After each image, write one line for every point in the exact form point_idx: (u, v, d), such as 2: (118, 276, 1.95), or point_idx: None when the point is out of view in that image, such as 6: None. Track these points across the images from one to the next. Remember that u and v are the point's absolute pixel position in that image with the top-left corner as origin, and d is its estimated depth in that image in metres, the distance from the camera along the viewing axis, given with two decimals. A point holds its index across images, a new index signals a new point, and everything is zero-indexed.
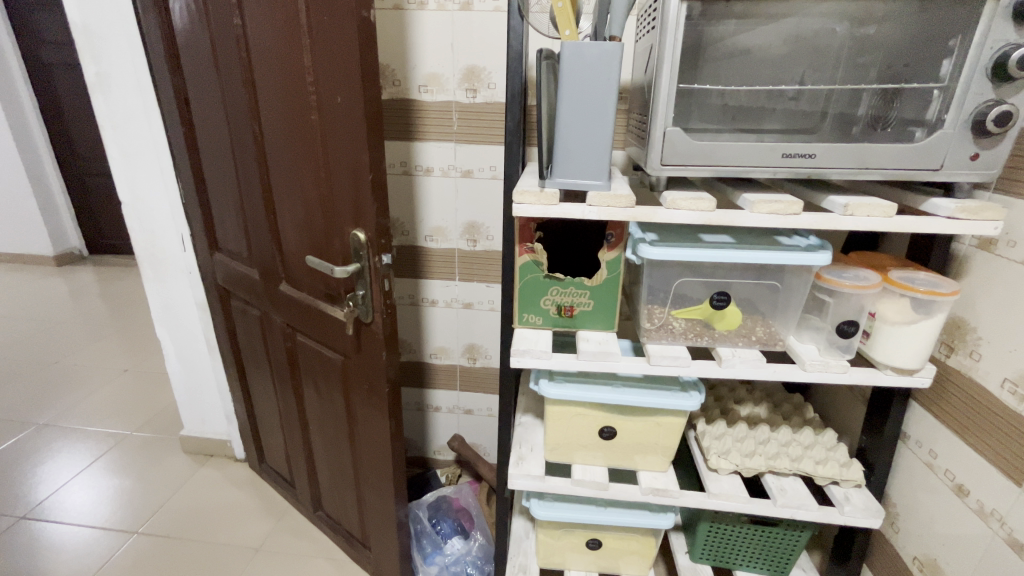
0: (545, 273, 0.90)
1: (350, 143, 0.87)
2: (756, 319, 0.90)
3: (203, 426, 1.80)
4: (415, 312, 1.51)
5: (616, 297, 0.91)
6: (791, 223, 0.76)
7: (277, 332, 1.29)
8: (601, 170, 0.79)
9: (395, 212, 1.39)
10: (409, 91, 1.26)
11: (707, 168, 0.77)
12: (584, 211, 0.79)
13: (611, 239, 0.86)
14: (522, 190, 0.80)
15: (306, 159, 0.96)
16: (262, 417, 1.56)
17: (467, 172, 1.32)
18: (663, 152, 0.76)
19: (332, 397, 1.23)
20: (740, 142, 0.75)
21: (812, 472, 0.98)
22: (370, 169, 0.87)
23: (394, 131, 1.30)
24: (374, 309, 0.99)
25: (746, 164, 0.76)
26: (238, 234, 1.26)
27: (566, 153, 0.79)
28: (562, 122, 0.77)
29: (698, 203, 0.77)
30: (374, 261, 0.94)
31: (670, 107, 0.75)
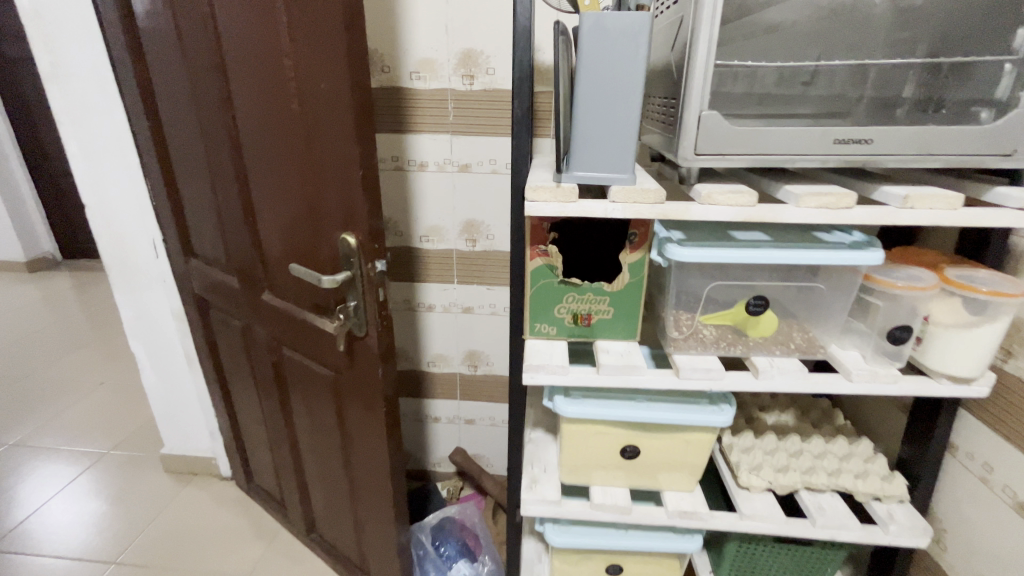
0: (560, 278, 0.80)
1: (337, 137, 0.76)
2: (793, 324, 0.81)
3: (185, 444, 1.68)
4: (410, 318, 1.41)
5: (640, 303, 0.82)
6: (842, 219, 0.67)
7: (261, 345, 1.18)
8: (625, 162, 0.69)
9: (387, 212, 1.28)
10: (399, 79, 1.15)
11: (747, 157, 0.67)
12: (606, 209, 0.69)
13: (635, 240, 0.76)
14: (536, 186, 0.70)
15: (288, 155, 0.85)
16: (248, 434, 1.45)
17: (464, 166, 1.22)
18: (697, 140, 0.67)
19: (324, 415, 1.13)
20: (785, 127, 0.66)
21: (852, 488, 0.90)
22: (361, 165, 0.77)
23: (384, 123, 1.19)
24: (368, 322, 0.88)
25: (793, 151, 0.67)
26: (215, 238, 1.14)
27: (586, 144, 0.69)
28: (581, 107, 0.68)
29: (737, 198, 0.67)
30: (367, 268, 0.84)
31: (705, 88, 0.65)
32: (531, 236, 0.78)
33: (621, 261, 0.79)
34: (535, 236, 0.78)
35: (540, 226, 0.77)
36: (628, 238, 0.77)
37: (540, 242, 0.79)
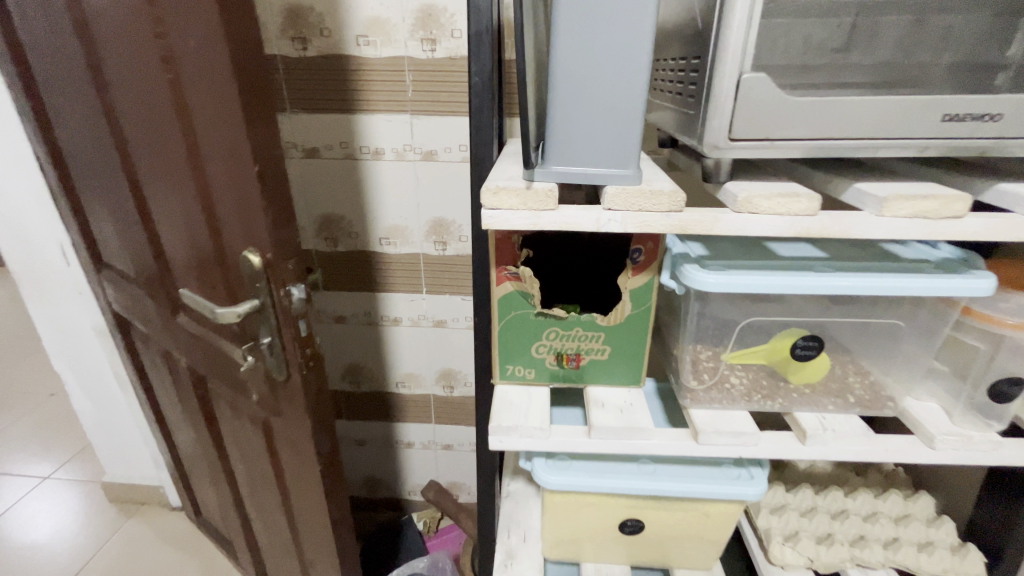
0: (537, 309, 0.59)
1: (221, 119, 0.54)
2: (852, 369, 0.61)
3: (129, 471, 1.49)
4: (373, 334, 1.20)
5: (646, 339, 0.61)
6: (942, 235, 0.46)
7: (184, 375, 0.98)
8: (628, 152, 0.47)
9: (338, 210, 1.06)
10: (343, 44, 0.92)
11: (807, 143, 0.45)
12: (599, 218, 0.48)
13: (641, 258, 0.55)
14: (497, 187, 0.48)
15: (168, 145, 0.63)
16: (190, 467, 1.25)
17: (429, 154, 0.99)
18: (733, 118, 0.44)
19: (258, 462, 0.93)
20: (866, 97, 0.44)
21: (917, 566, 0.72)
22: (255, 159, 0.55)
23: (329, 100, 0.96)
24: (288, 363, 0.67)
25: (875, 135, 0.45)
26: (118, 246, 0.92)
27: (569, 125, 0.47)
28: (560, 70, 0.45)
29: (790, 203, 0.46)
30: (280, 296, 0.63)
31: (750, 36, 0.43)
32: (496, 254, 0.57)
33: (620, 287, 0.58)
34: (502, 255, 0.57)
35: (509, 241, 0.56)
36: (629, 256, 0.56)
37: (509, 262, 0.57)
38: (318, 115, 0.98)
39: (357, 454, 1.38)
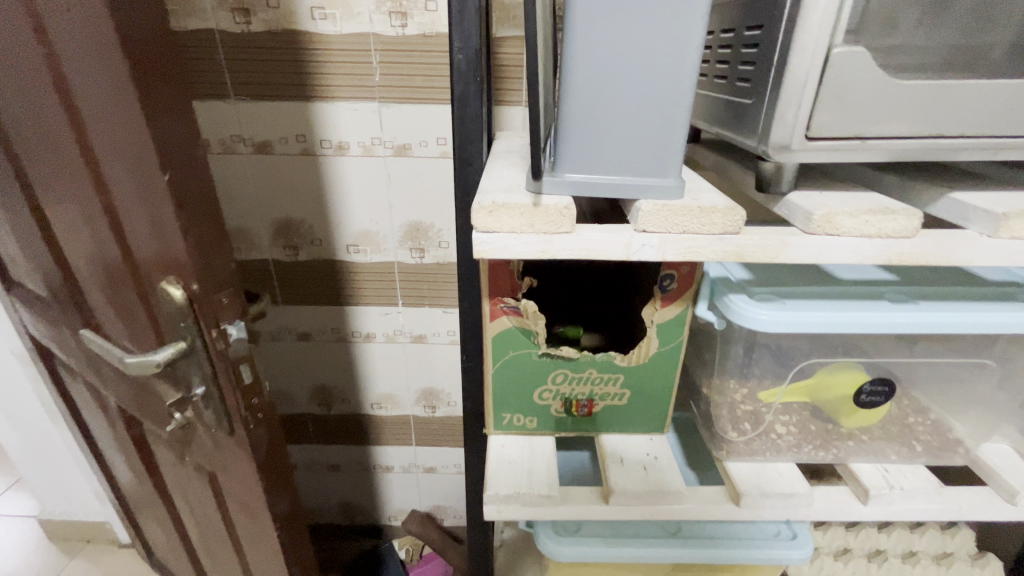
0: (542, 348, 0.48)
1: (114, 108, 0.40)
2: (917, 410, 0.51)
3: (69, 507, 1.32)
4: (344, 352, 1.06)
5: (673, 383, 0.50)
6: None
7: (114, 415, 0.82)
8: (669, 155, 0.35)
9: (298, 214, 0.91)
10: (293, 18, 0.77)
11: (908, 143, 0.34)
12: (630, 242, 0.36)
13: (673, 286, 0.44)
14: (493, 203, 0.36)
15: (48, 144, 0.47)
16: (137, 508, 1.10)
17: (402, 148, 0.86)
18: (814, 110, 0.33)
19: (206, 517, 0.78)
20: (989, 80, 0.33)
21: None
22: (164, 164, 0.40)
23: (281, 85, 0.81)
24: (228, 419, 0.53)
25: (996, 131, 0.34)
26: (21, 264, 0.75)
27: (592, 119, 0.35)
28: (580, 41, 0.33)
29: (880, 222, 0.35)
30: (213, 339, 0.49)
31: None
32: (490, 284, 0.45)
33: (646, 321, 0.46)
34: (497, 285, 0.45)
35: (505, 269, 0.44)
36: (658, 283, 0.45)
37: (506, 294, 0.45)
38: (268, 102, 0.82)
39: (330, 481, 1.25)
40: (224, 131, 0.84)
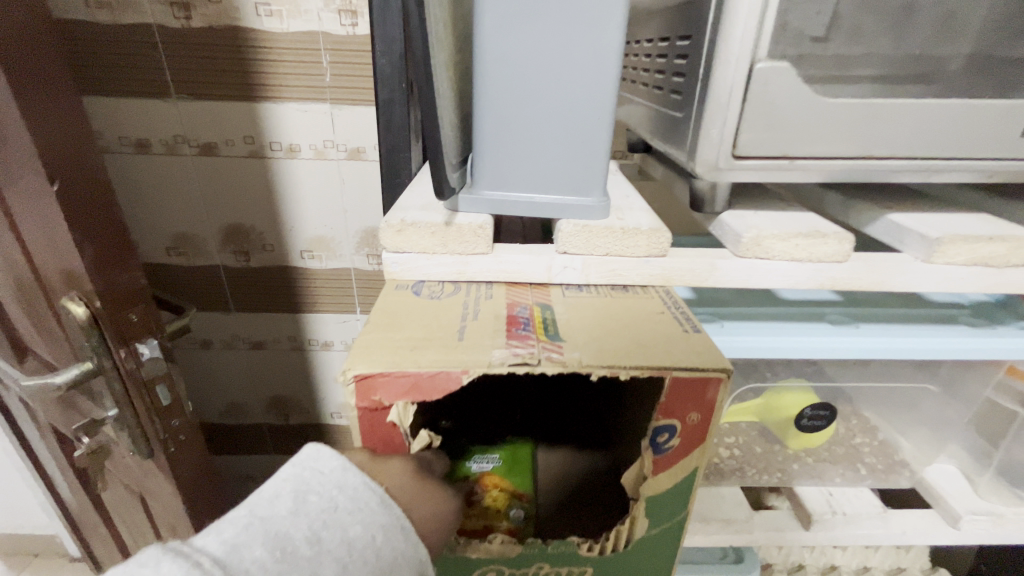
0: (459, 542, 0.36)
1: None
2: (865, 431, 0.50)
3: (13, 521, 1.25)
4: (301, 361, 1.02)
5: (669, 565, 0.37)
6: (1007, 290, 0.34)
7: (48, 430, 0.77)
8: (591, 172, 0.33)
9: (248, 219, 0.87)
10: (237, 13, 0.73)
11: (841, 164, 0.32)
12: (550, 264, 0.34)
13: (676, 445, 0.31)
14: (402, 221, 0.33)
15: None
16: (82, 526, 1.04)
17: (355, 152, 0.82)
18: (739, 127, 0.31)
19: (147, 540, 0.73)
20: (923, 98, 0.31)
21: None
22: (50, 174, 0.37)
23: (227, 85, 0.77)
24: (146, 443, 0.50)
25: (930, 153, 0.32)
26: None
27: (508, 134, 0.32)
28: (489, 52, 0.30)
29: (810, 244, 0.33)
30: (123, 359, 0.46)
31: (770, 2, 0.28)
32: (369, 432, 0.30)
33: (632, 494, 0.34)
34: (380, 437, 0.30)
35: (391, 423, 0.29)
36: (649, 439, 0.31)
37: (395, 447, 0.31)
38: (214, 103, 0.78)
39: None
40: (165, 130, 0.80)
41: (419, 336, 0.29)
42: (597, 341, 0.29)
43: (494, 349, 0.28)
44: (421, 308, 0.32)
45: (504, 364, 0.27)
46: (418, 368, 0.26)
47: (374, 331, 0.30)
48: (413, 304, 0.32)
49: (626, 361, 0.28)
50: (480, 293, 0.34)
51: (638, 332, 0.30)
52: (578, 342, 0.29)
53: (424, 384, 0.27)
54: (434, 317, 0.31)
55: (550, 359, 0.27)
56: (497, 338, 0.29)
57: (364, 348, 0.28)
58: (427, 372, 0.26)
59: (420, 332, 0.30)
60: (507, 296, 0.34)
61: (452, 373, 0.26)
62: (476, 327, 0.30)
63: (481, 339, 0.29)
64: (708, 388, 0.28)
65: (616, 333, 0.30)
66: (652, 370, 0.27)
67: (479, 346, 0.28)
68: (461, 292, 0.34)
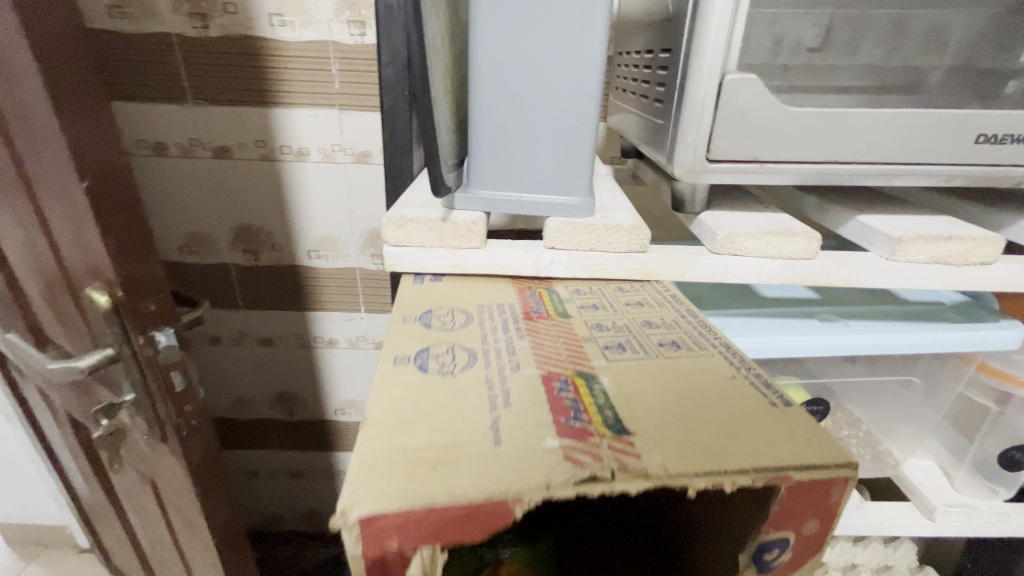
0: None
1: (26, 118, 0.39)
2: (845, 424, 0.52)
3: (25, 511, 1.29)
4: (307, 358, 1.05)
5: None
6: (967, 287, 0.36)
7: (64, 419, 0.81)
8: (578, 174, 0.36)
9: (258, 219, 0.91)
10: (251, 23, 0.77)
11: (808, 167, 0.35)
12: (539, 258, 0.37)
13: (782, 555, 0.27)
14: (402, 217, 0.36)
15: None
16: (93, 516, 1.07)
17: (362, 156, 0.85)
18: (712, 133, 0.34)
19: (156, 527, 0.76)
20: (883, 108, 0.34)
21: None
22: (80, 171, 0.41)
23: (241, 91, 0.81)
24: (160, 427, 0.53)
25: (893, 158, 0.34)
26: None
27: (500, 138, 0.35)
28: (483, 63, 0.33)
29: (781, 243, 0.35)
30: (140, 346, 0.49)
31: (736, 18, 0.31)
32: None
33: None
34: None
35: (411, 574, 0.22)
36: (755, 556, 0.27)
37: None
38: (228, 108, 0.82)
39: (292, 488, 1.21)
40: (181, 133, 0.83)
41: (441, 445, 0.24)
42: (677, 436, 0.25)
43: (551, 460, 0.23)
44: (430, 395, 0.27)
45: (570, 482, 0.22)
46: (452, 502, 0.21)
47: (379, 436, 0.24)
48: (420, 388, 0.28)
49: (727, 464, 0.23)
50: (501, 366, 0.30)
51: (718, 420, 0.26)
52: (650, 436, 0.25)
53: (459, 518, 0.21)
54: (451, 406, 0.26)
55: (626, 468, 0.23)
56: (546, 438, 0.24)
57: (370, 469, 0.22)
58: (471, 502, 0.21)
59: (441, 437, 0.24)
60: (539, 369, 0.30)
61: (499, 501, 0.21)
62: (511, 420, 0.26)
63: (525, 441, 0.24)
64: (832, 494, 0.24)
65: (692, 422, 0.26)
66: (763, 478, 0.23)
67: (526, 457, 0.23)
68: (477, 366, 0.30)
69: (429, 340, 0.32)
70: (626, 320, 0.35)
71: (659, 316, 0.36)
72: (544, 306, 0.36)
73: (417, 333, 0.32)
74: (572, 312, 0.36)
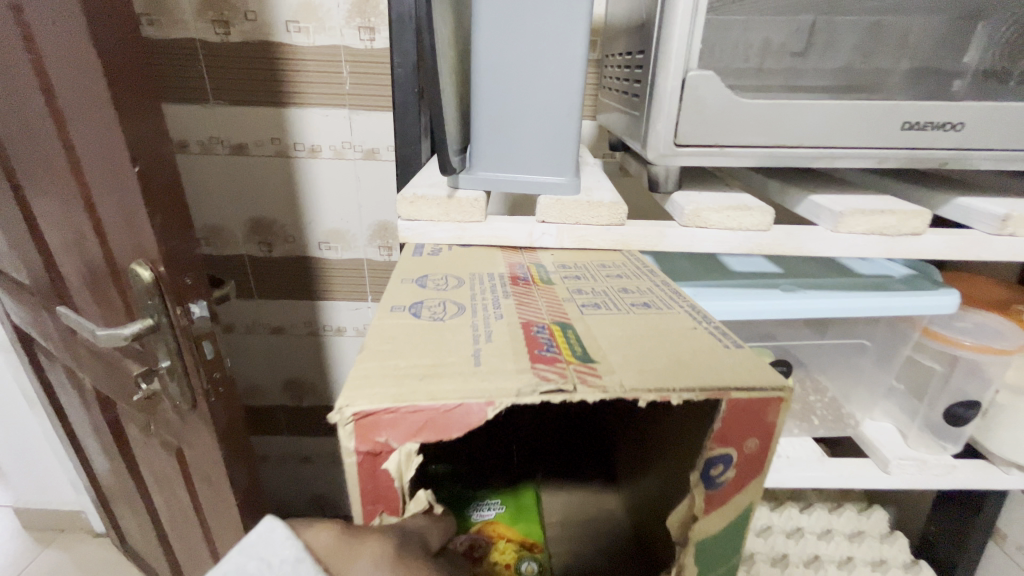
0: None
1: (91, 113, 0.46)
2: (810, 387, 0.58)
3: (44, 496, 1.34)
4: (316, 345, 1.10)
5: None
6: (902, 255, 0.42)
7: (92, 398, 0.86)
8: (564, 158, 0.42)
9: (272, 212, 0.97)
10: (269, 30, 0.83)
11: (762, 150, 0.41)
12: (532, 231, 0.43)
13: (726, 471, 0.30)
14: (414, 195, 0.42)
15: (39, 142, 0.53)
16: (112, 496, 1.12)
17: (370, 152, 0.92)
18: (678, 121, 0.39)
19: (178, 497, 0.82)
20: (824, 100, 0.40)
21: None
22: (133, 159, 0.47)
23: (258, 92, 0.87)
24: (192, 391, 0.59)
25: (833, 144, 0.40)
26: (9, 255, 0.80)
27: (498, 124, 0.41)
28: (483, 64, 0.39)
29: (740, 216, 0.41)
30: (177, 316, 0.55)
31: (695, 25, 0.37)
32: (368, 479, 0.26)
33: (677, 535, 0.32)
34: (378, 490, 0.27)
35: (390, 469, 0.26)
36: (704, 471, 0.29)
37: (391, 500, 0.27)
38: (246, 107, 0.88)
39: (300, 472, 1.26)
40: (203, 131, 0.89)
41: (430, 365, 0.28)
42: (635, 363, 0.29)
43: (523, 376, 0.27)
44: (423, 333, 0.31)
45: (537, 392, 0.26)
46: (433, 402, 0.25)
47: (374, 358, 0.28)
48: (412, 328, 0.32)
49: (675, 382, 0.27)
50: (487, 315, 0.34)
51: (672, 354, 0.30)
52: (614, 364, 0.28)
53: (439, 418, 0.25)
54: (439, 341, 0.30)
55: (586, 383, 0.26)
56: (521, 363, 0.28)
57: (363, 379, 0.26)
58: (448, 404, 0.25)
59: (430, 360, 0.28)
60: (520, 317, 0.33)
61: (473, 405, 0.25)
62: (491, 350, 0.29)
63: (503, 364, 0.28)
64: (768, 409, 0.28)
65: (651, 357, 0.30)
66: (707, 392, 0.27)
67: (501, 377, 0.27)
68: (464, 315, 0.33)
69: (423, 295, 0.35)
70: (603, 287, 0.38)
71: (634, 285, 0.39)
72: (531, 277, 0.39)
73: (413, 290, 0.36)
74: (554, 280, 0.39)
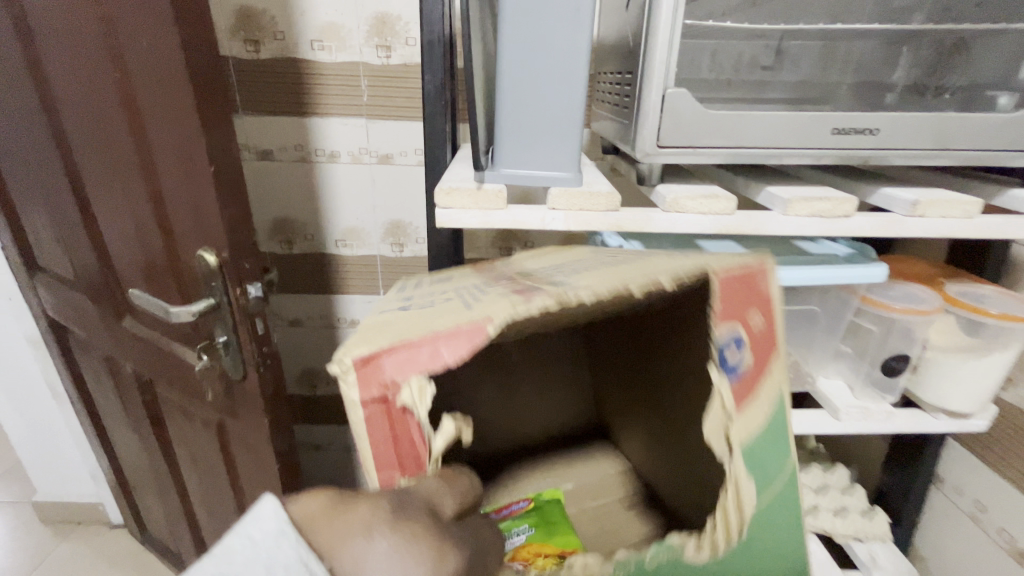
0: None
1: (175, 122, 0.55)
2: None
3: (63, 489, 1.39)
4: (330, 336, 1.19)
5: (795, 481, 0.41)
6: (839, 233, 0.53)
7: (131, 384, 0.94)
8: (570, 157, 0.52)
9: (294, 213, 1.06)
10: (296, 48, 0.93)
11: (725, 150, 0.51)
12: (544, 216, 0.53)
13: (741, 352, 0.39)
14: (449, 187, 0.52)
15: (118, 147, 0.62)
16: (136, 483, 1.19)
17: (385, 157, 1.01)
18: (660, 127, 0.50)
19: (214, 471, 0.89)
20: (773, 111, 0.51)
21: (830, 529, 0.79)
22: (211, 160, 0.56)
23: (284, 104, 0.96)
24: (245, 362, 0.68)
25: (781, 145, 0.51)
26: (58, 251, 0.87)
27: (516, 131, 0.51)
28: (506, 83, 0.50)
29: (710, 203, 0.52)
30: (237, 296, 0.64)
31: (671, 55, 0.48)
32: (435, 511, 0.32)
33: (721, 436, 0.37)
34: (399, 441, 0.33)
35: (406, 403, 0.32)
36: (726, 350, 0.38)
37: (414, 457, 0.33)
38: (272, 116, 0.97)
39: (313, 459, 1.34)
40: None
41: (413, 325, 0.35)
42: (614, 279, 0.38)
43: (504, 304, 0.34)
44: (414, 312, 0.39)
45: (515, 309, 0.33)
46: (420, 338, 0.32)
47: (365, 332, 0.35)
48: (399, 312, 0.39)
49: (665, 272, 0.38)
50: (469, 290, 0.41)
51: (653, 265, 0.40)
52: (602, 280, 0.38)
53: (422, 347, 0.32)
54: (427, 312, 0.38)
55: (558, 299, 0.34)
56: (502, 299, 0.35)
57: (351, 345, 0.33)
58: (429, 336, 0.32)
59: (415, 321, 0.35)
60: (500, 285, 0.41)
61: (451, 335, 0.32)
62: (474, 303, 0.37)
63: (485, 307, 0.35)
64: (757, 282, 0.41)
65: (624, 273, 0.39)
66: (698, 271, 0.38)
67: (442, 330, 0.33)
68: (448, 295, 0.41)
69: (413, 294, 0.43)
70: (589, 255, 0.47)
71: (616, 251, 0.48)
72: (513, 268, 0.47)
73: (400, 295, 0.44)
74: (536, 263, 0.48)
